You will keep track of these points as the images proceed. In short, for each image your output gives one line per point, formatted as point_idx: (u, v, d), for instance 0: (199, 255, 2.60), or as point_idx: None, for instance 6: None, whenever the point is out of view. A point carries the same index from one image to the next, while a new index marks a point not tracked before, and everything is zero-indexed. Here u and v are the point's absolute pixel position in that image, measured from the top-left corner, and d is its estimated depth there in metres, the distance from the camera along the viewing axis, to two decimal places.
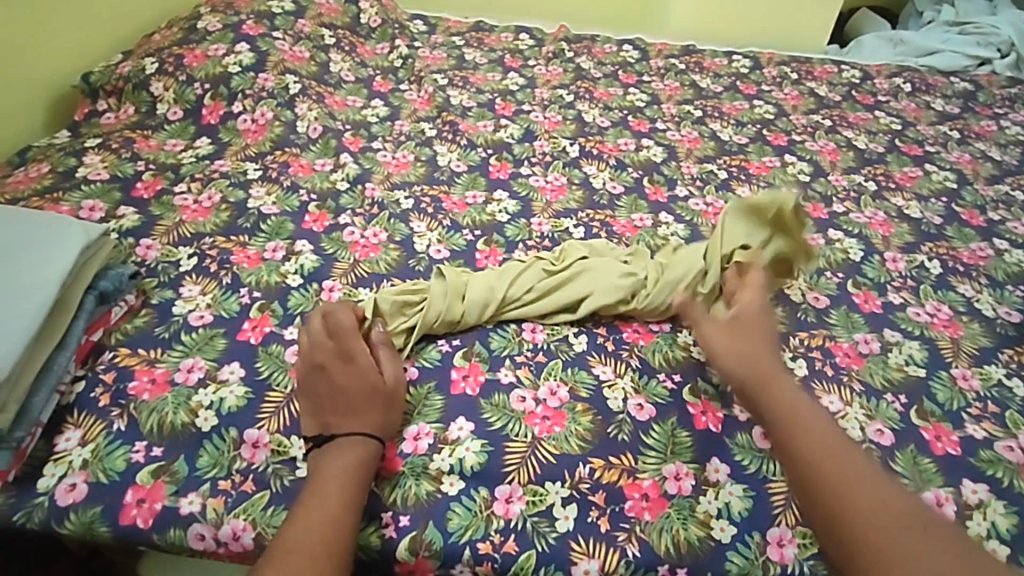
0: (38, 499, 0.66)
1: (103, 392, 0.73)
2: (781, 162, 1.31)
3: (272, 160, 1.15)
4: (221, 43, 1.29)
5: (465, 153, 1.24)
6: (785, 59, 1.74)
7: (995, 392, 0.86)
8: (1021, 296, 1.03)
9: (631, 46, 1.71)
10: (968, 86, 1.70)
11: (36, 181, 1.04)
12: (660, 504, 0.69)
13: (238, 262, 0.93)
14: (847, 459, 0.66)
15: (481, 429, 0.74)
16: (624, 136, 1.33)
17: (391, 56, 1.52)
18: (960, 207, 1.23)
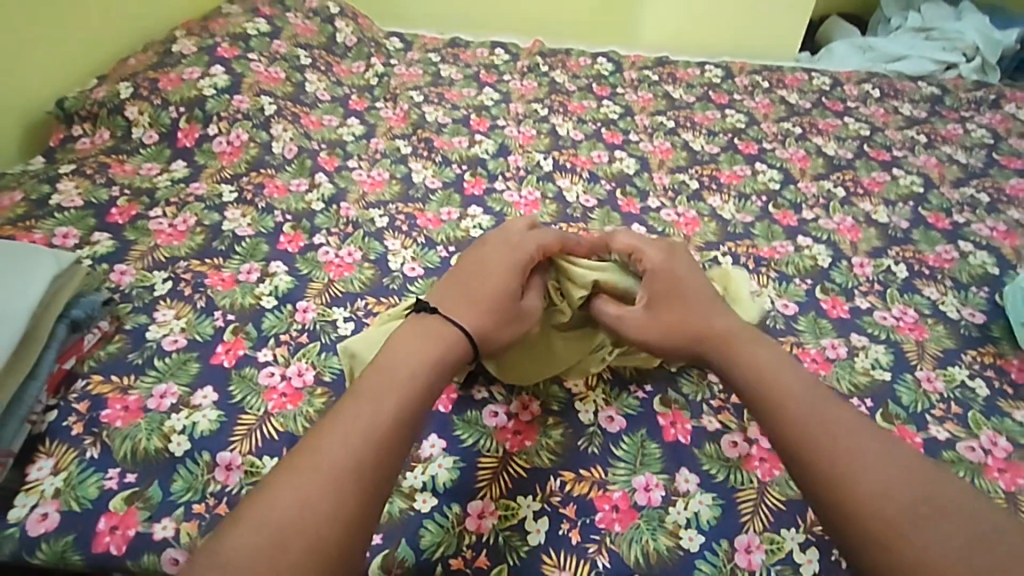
0: (9, 530, 0.66)
1: (76, 420, 0.74)
2: (752, 171, 1.33)
3: (247, 182, 1.16)
4: (196, 66, 1.30)
5: (440, 170, 1.25)
6: (757, 68, 1.77)
7: (958, 394, 0.88)
8: (984, 298, 1.05)
9: (605, 59, 1.73)
10: (934, 90, 1.73)
11: (9, 210, 1.05)
12: (630, 515, 0.70)
13: (212, 285, 0.94)
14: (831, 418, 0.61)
15: (453, 446, 0.75)
16: (598, 149, 1.35)
17: (367, 74, 1.54)
18: (926, 211, 1.26)
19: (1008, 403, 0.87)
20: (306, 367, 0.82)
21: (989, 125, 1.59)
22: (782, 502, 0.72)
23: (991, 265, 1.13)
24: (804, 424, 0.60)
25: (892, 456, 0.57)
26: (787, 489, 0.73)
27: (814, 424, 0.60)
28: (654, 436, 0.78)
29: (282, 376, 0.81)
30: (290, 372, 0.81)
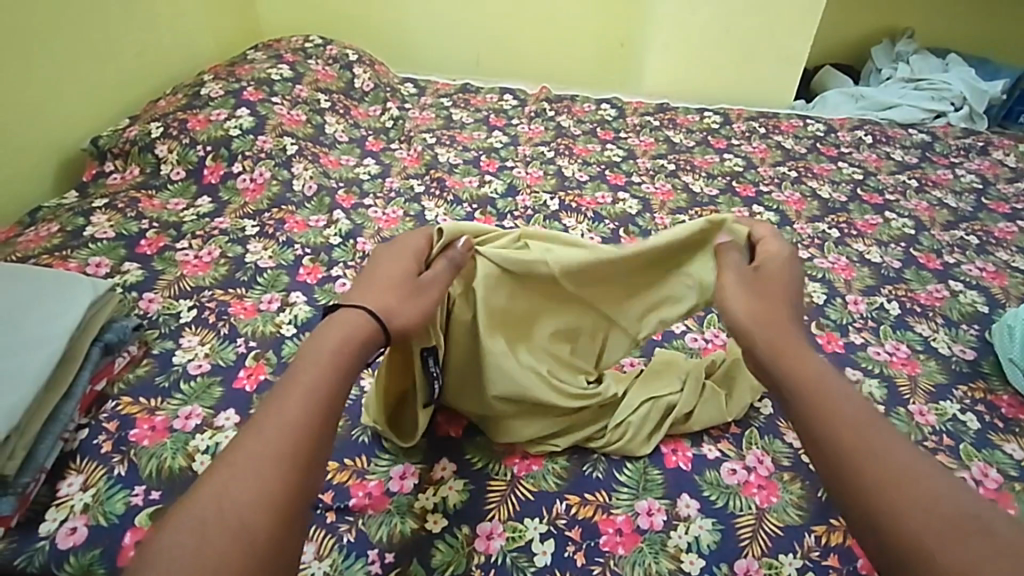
0: (40, 543, 0.69)
1: (106, 439, 0.79)
2: (749, 212, 1.39)
3: (269, 218, 1.22)
4: (223, 109, 1.38)
5: (451, 208, 1.32)
6: (754, 115, 1.85)
7: (950, 426, 0.91)
8: (974, 335, 1.09)
9: (609, 105, 1.82)
10: (925, 137, 1.80)
11: (46, 240, 1.11)
12: (633, 538, 0.73)
13: (234, 314, 0.99)
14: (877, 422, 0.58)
15: (463, 470, 0.79)
16: (602, 190, 1.42)
17: (382, 117, 1.62)
18: (917, 252, 1.31)
19: (999, 436, 0.90)
20: None
21: (978, 170, 1.66)
22: (779, 528, 0.75)
23: (980, 303, 1.17)
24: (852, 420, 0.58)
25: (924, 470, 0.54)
26: (784, 515, 0.76)
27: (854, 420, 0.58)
28: (656, 463, 0.81)
29: None
30: None
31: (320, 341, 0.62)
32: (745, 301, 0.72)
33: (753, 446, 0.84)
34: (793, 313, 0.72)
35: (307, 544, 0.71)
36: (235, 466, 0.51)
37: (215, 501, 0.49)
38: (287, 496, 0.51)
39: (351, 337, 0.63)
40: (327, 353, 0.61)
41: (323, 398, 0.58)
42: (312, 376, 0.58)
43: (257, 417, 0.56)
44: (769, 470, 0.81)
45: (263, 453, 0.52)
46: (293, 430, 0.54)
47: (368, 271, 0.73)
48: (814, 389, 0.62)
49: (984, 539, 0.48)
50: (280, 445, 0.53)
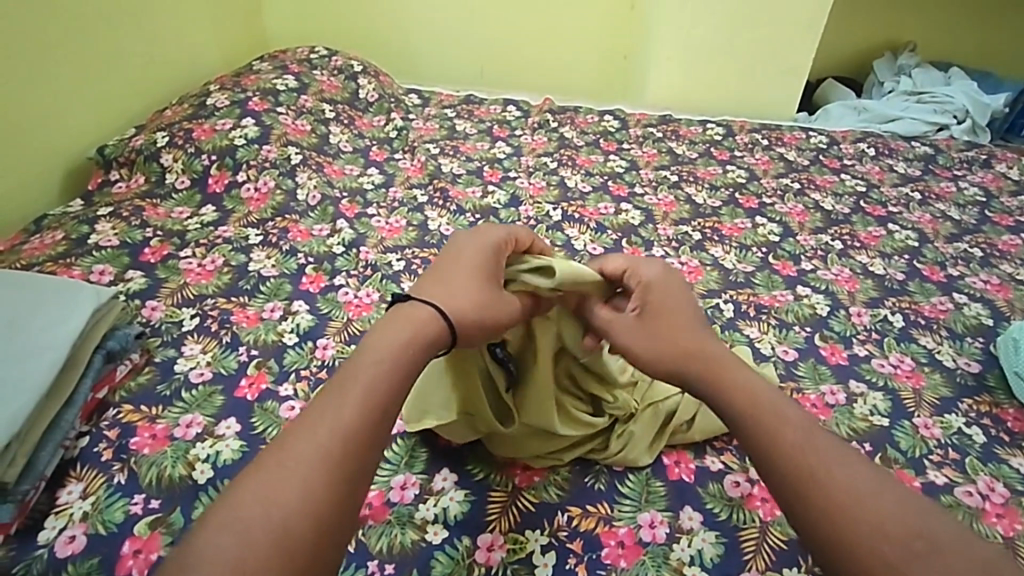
0: (38, 551, 0.69)
1: (106, 447, 0.78)
2: (752, 224, 1.39)
3: (273, 227, 1.23)
4: (228, 118, 1.39)
5: (454, 218, 1.32)
6: (756, 127, 1.86)
7: (955, 440, 0.90)
8: (979, 348, 1.09)
9: (612, 117, 1.83)
10: (928, 149, 1.80)
11: (50, 248, 1.12)
12: (635, 551, 0.72)
13: (237, 322, 0.99)
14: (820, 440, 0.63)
15: (464, 480, 0.79)
16: (605, 201, 1.42)
17: (386, 128, 1.63)
18: (921, 264, 1.31)
19: (1005, 450, 0.89)
20: None
21: (981, 183, 1.65)
22: (783, 542, 0.74)
23: (984, 316, 1.17)
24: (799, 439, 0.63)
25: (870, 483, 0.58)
26: (788, 529, 0.75)
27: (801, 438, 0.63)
28: (659, 475, 0.80)
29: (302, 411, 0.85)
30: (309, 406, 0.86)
31: (378, 346, 0.63)
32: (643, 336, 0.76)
33: None
34: (691, 337, 0.75)
35: None
36: (292, 468, 0.52)
37: (266, 501, 0.50)
38: (338, 503, 0.52)
39: (415, 338, 0.65)
40: (383, 358, 0.62)
41: (378, 404, 0.58)
42: (368, 382, 0.59)
43: (312, 418, 0.56)
44: None
45: (318, 458, 0.53)
46: (347, 437, 0.55)
47: (440, 269, 0.77)
48: (763, 410, 0.66)
49: (921, 556, 0.52)
50: (335, 451, 0.54)
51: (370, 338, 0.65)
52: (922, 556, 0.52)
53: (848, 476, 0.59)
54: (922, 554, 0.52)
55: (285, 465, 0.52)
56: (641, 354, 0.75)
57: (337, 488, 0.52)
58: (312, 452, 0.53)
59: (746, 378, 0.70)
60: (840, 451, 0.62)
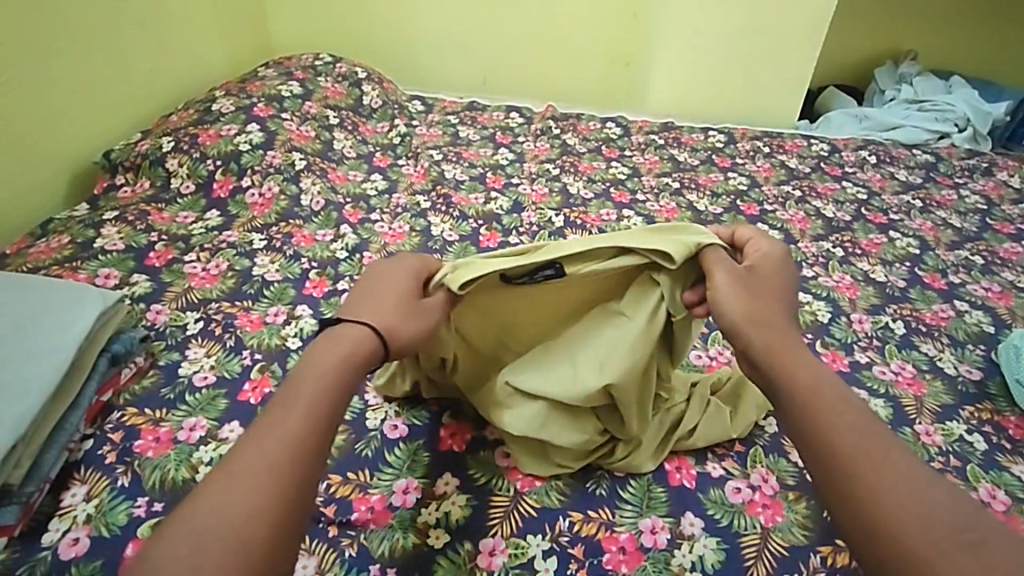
0: (42, 553, 0.69)
1: (110, 449, 0.79)
2: (754, 231, 1.39)
3: (277, 232, 1.23)
4: (233, 124, 1.40)
5: (457, 224, 1.33)
6: (758, 135, 1.86)
7: (957, 447, 0.90)
8: (981, 355, 1.09)
9: (614, 124, 1.84)
10: (929, 157, 1.81)
11: (56, 252, 1.12)
12: (636, 557, 0.72)
13: (241, 326, 0.99)
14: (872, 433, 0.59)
15: (466, 485, 0.79)
16: (607, 208, 1.43)
17: (390, 134, 1.64)
18: (922, 271, 1.31)
19: (1007, 458, 0.90)
20: None
21: (982, 191, 1.66)
22: (784, 548, 0.74)
23: (986, 324, 1.17)
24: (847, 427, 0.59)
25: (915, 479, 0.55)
26: (789, 535, 0.75)
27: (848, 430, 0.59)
28: (661, 481, 0.80)
29: None
30: None
31: (319, 361, 0.62)
32: (737, 290, 0.72)
33: (758, 465, 0.83)
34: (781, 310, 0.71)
35: (309, 558, 0.71)
36: (241, 477, 0.51)
37: (220, 508, 0.49)
38: (289, 512, 0.51)
39: (354, 354, 0.63)
40: (329, 370, 0.61)
41: (323, 414, 0.58)
42: (314, 395, 0.58)
43: (260, 431, 0.55)
44: (775, 489, 0.80)
45: (265, 471, 0.52)
46: (294, 448, 0.54)
47: (369, 286, 0.73)
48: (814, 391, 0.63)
49: (972, 548, 0.50)
50: (284, 461, 0.53)
51: (310, 352, 0.63)
52: (971, 548, 0.50)
53: (895, 464, 0.56)
54: (972, 546, 0.50)
55: (233, 480, 0.51)
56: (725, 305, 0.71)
57: (288, 498, 0.51)
58: (260, 463, 0.52)
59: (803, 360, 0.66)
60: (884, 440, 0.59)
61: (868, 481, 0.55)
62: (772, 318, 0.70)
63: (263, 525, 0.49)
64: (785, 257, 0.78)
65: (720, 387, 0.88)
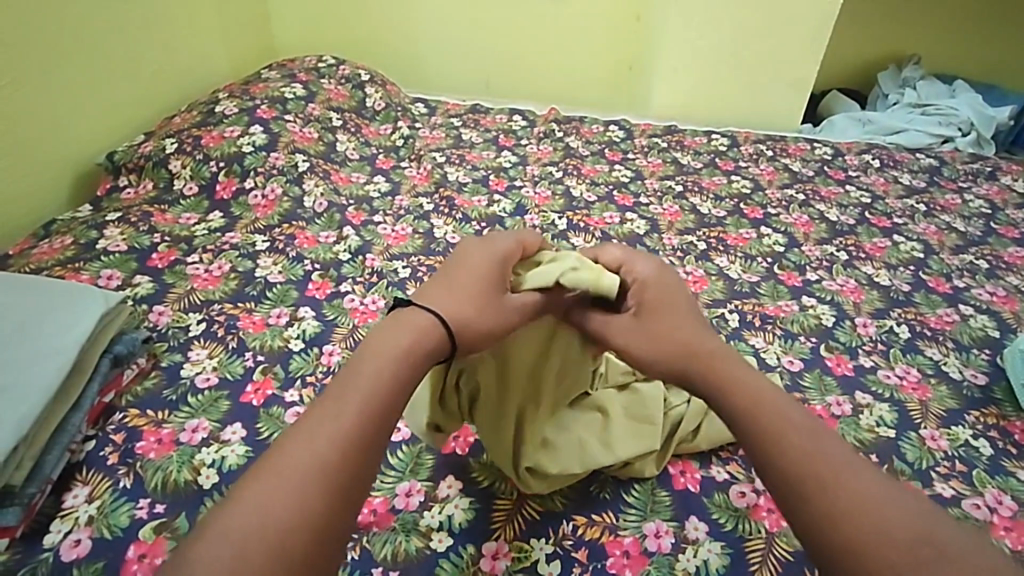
0: (44, 554, 0.69)
1: (112, 451, 0.79)
2: (757, 234, 1.39)
3: (280, 233, 1.23)
4: (237, 125, 1.40)
5: (460, 226, 1.32)
6: (761, 138, 1.86)
7: (963, 452, 0.90)
8: (986, 359, 1.08)
9: (617, 127, 1.84)
10: (932, 161, 1.80)
11: (60, 252, 1.12)
12: (640, 561, 0.72)
13: (243, 327, 0.99)
14: (833, 445, 0.59)
15: (469, 488, 0.78)
16: (610, 211, 1.42)
17: (393, 136, 1.64)
18: (927, 275, 1.30)
19: (1013, 463, 0.89)
20: None
21: (986, 196, 1.65)
22: (790, 553, 0.73)
23: (991, 328, 1.17)
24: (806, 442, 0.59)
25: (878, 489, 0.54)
26: (794, 540, 0.75)
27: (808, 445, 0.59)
28: (664, 485, 0.80)
29: None
30: None
31: (378, 355, 0.61)
32: (636, 331, 0.72)
33: None
34: (701, 334, 0.72)
35: None
36: (283, 480, 0.50)
37: (262, 509, 0.48)
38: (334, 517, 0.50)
39: (413, 350, 0.63)
40: (385, 368, 0.60)
41: (377, 414, 0.56)
42: (368, 392, 0.57)
43: (305, 429, 0.54)
44: None
45: (313, 470, 0.51)
46: (345, 449, 0.53)
47: (452, 273, 0.73)
48: (768, 412, 0.62)
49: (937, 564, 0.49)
50: (332, 462, 0.52)
51: (371, 343, 0.62)
52: (933, 560, 0.49)
53: (857, 481, 0.55)
54: (938, 561, 0.49)
55: (281, 476, 0.50)
56: (643, 356, 0.71)
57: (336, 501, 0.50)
58: (307, 462, 0.51)
59: (756, 380, 0.66)
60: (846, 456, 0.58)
61: (827, 500, 0.54)
62: (683, 343, 0.70)
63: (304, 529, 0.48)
64: (664, 270, 0.79)
65: None
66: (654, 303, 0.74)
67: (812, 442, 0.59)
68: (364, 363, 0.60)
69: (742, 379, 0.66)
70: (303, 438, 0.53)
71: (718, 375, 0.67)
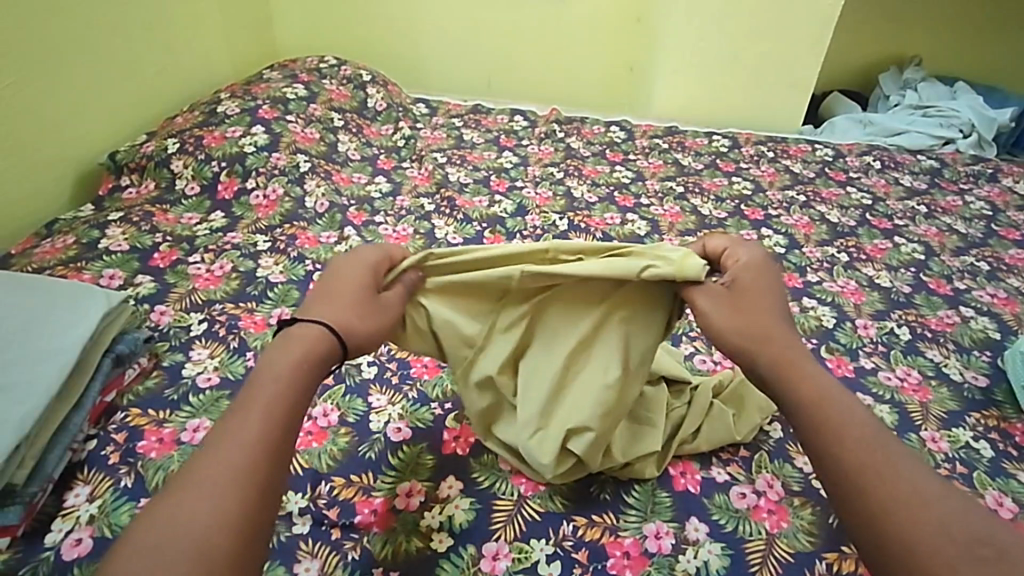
0: (45, 553, 0.69)
1: (114, 450, 0.79)
2: (758, 236, 1.39)
3: (281, 233, 1.23)
4: (239, 126, 1.40)
5: (461, 227, 1.32)
6: (762, 139, 1.86)
7: (963, 454, 0.90)
8: (987, 361, 1.08)
9: (618, 128, 1.84)
10: (934, 163, 1.80)
11: (62, 252, 1.13)
12: (640, 562, 0.72)
13: (245, 327, 0.99)
14: (889, 443, 0.60)
15: (470, 489, 0.78)
16: (611, 212, 1.43)
17: (395, 137, 1.64)
18: (927, 277, 1.30)
19: (1013, 465, 0.89)
20: (331, 408, 0.88)
21: (987, 197, 1.65)
22: (790, 554, 0.73)
23: (991, 330, 1.16)
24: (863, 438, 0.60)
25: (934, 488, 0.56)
26: (795, 541, 0.75)
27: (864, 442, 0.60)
28: (665, 486, 0.80)
29: (309, 417, 0.87)
30: (316, 412, 0.88)
31: (278, 359, 0.61)
32: (726, 306, 0.70)
33: (763, 471, 0.83)
34: (782, 322, 0.71)
35: (312, 560, 0.71)
36: (200, 487, 0.51)
37: (178, 517, 0.49)
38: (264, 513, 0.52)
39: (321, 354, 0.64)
40: (293, 374, 0.60)
41: (285, 419, 0.58)
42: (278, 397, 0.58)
43: (217, 437, 0.55)
44: (780, 495, 0.80)
45: (227, 475, 0.52)
46: (255, 452, 0.54)
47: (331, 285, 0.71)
48: (827, 406, 0.63)
49: (991, 564, 0.50)
50: (248, 466, 0.53)
51: (266, 355, 0.62)
52: (987, 561, 0.50)
53: (913, 479, 0.56)
54: (993, 562, 0.50)
55: (191, 488, 0.51)
56: (723, 326, 0.70)
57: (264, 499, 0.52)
58: (220, 468, 0.52)
59: (817, 374, 0.66)
60: (905, 456, 0.59)
61: (880, 494, 0.56)
62: (768, 331, 0.69)
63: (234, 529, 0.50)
64: (766, 260, 0.75)
65: (724, 389, 0.88)
66: (743, 286, 0.72)
67: (869, 438, 0.60)
68: (265, 369, 0.61)
69: (804, 371, 0.66)
70: (214, 447, 0.54)
71: (784, 365, 0.67)
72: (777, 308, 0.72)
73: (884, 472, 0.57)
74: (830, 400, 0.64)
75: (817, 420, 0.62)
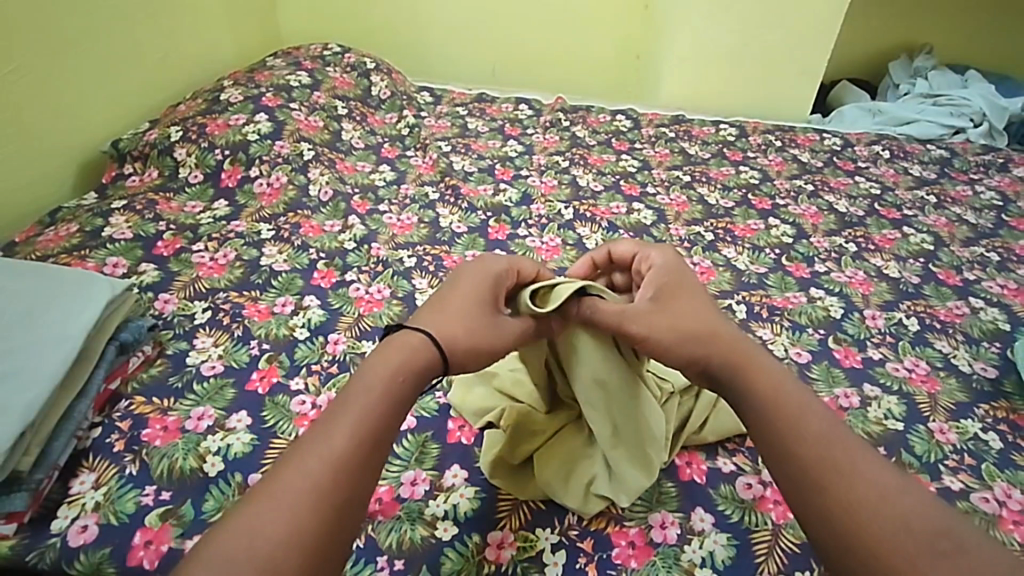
0: (52, 540, 0.69)
1: (118, 438, 0.79)
2: (765, 225, 1.38)
3: (285, 222, 1.23)
4: (242, 113, 1.39)
5: (466, 216, 1.32)
6: (770, 128, 1.84)
7: (971, 445, 0.89)
8: (996, 353, 1.07)
9: (624, 116, 1.82)
10: (944, 153, 1.78)
11: (65, 240, 1.12)
12: (646, 552, 0.71)
13: (248, 316, 0.99)
14: (849, 439, 0.59)
15: (474, 477, 0.78)
16: (617, 201, 1.41)
17: (399, 125, 1.63)
18: (937, 267, 1.29)
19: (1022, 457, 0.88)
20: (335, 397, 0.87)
21: (998, 187, 1.63)
22: (797, 545, 0.73)
23: (1001, 321, 1.15)
24: (820, 433, 0.59)
25: (894, 482, 0.54)
26: (801, 532, 0.74)
27: (821, 440, 0.58)
28: (671, 476, 0.80)
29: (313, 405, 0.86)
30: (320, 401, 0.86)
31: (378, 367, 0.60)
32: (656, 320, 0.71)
33: None
34: (731, 331, 0.71)
35: None
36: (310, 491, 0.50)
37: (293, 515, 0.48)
38: (328, 539, 0.48)
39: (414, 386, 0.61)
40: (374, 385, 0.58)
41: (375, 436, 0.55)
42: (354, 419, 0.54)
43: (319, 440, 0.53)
44: None
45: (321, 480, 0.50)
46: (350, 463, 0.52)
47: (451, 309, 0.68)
48: (785, 401, 0.63)
49: (947, 555, 0.48)
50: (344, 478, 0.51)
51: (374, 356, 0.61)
52: (946, 553, 0.48)
53: (867, 476, 0.54)
54: (947, 555, 0.48)
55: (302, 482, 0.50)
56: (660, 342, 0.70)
57: (330, 521, 0.49)
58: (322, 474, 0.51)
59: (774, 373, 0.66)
60: (867, 454, 0.57)
61: (837, 490, 0.54)
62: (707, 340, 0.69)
63: (298, 551, 0.47)
64: (683, 278, 0.78)
65: None
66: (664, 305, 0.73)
67: (824, 437, 0.59)
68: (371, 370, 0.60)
69: (763, 374, 0.66)
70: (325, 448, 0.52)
71: (738, 370, 0.67)
72: (713, 321, 0.72)
73: (841, 466, 0.56)
74: (787, 397, 0.63)
75: (771, 421, 0.61)
